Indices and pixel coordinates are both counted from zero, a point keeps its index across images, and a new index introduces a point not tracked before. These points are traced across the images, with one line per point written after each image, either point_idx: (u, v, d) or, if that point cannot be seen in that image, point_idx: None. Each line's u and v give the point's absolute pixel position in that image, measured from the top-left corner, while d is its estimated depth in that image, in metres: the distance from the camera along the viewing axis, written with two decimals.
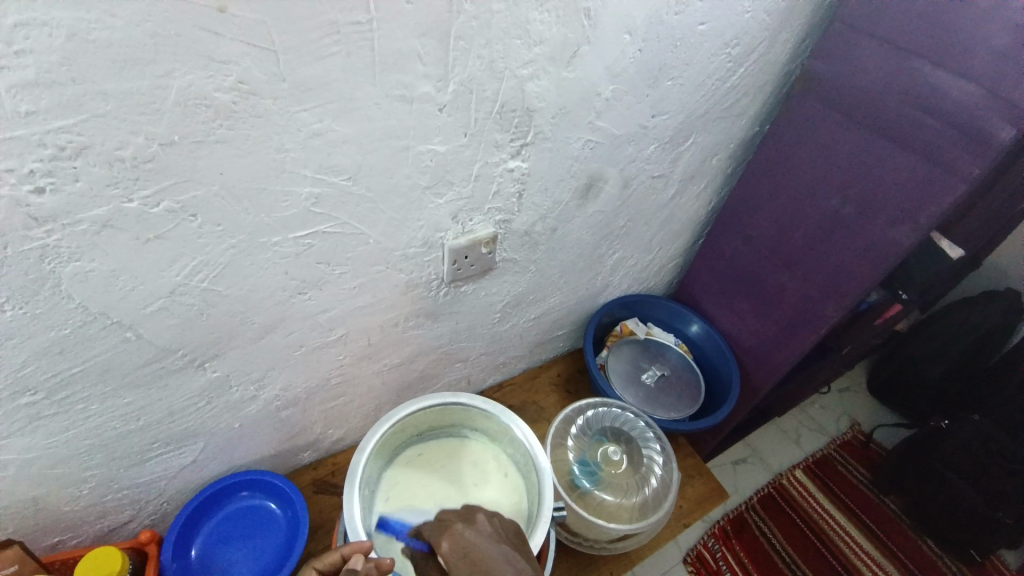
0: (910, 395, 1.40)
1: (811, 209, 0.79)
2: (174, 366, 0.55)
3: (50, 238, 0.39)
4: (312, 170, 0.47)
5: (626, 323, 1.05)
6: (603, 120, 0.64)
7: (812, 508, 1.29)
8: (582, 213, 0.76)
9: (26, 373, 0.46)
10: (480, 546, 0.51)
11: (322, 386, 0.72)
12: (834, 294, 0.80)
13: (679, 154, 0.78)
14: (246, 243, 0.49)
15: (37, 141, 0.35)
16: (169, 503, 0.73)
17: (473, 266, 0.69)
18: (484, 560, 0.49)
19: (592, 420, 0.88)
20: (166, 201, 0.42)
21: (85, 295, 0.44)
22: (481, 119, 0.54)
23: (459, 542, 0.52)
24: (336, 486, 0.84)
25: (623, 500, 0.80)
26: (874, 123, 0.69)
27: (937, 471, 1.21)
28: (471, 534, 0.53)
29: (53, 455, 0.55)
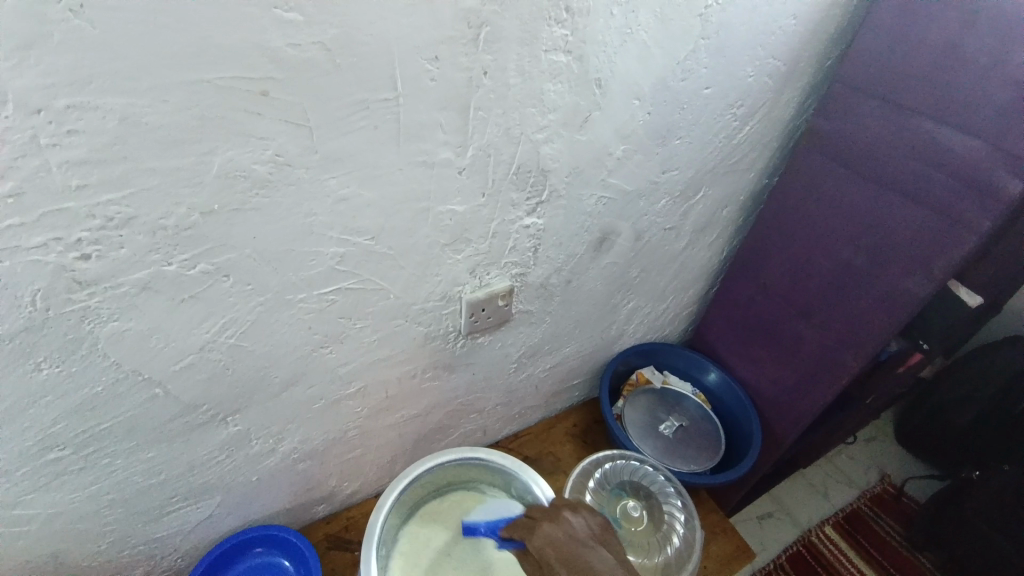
0: (940, 445, 1.35)
1: (825, 260, 0.80)
2: (197, 422, 0.56)
3: (91, 301, 0.42)
4: (338, 231, 0.49)
5: (642, 371, 1.05)
6: (615, 178, 0.66)
7: (845, 568, 1.23)
8: (596, 265, 0.77)
9: (57, 431, 0.48)
10: (573, 545, 0.54)
11: (340, 439, 0.72)
12: (854, 344, 0.79)
13: (690, 207, 0.80)
14: (273, 301, 0.51)
15: (86, 212, 0.38)
16: (184, 558, 0.72)
17: (489, 318, 0.71)
18: (579, 561, 0.52)
19: (610, 473, 0.86)
20: (201, 263, 0.44)
21: (119, 354, 0.46)
22: (498, 180, 0.56)
23: (551, 541, 0.55)
24: (350, 543, 0.82)
25: (645, 560, 0.78)
26: (881, 176, 0.70)
27: (970, 526, 1.15)
28: (561, 533, 0.56)
29: (75, 511, 0.56)
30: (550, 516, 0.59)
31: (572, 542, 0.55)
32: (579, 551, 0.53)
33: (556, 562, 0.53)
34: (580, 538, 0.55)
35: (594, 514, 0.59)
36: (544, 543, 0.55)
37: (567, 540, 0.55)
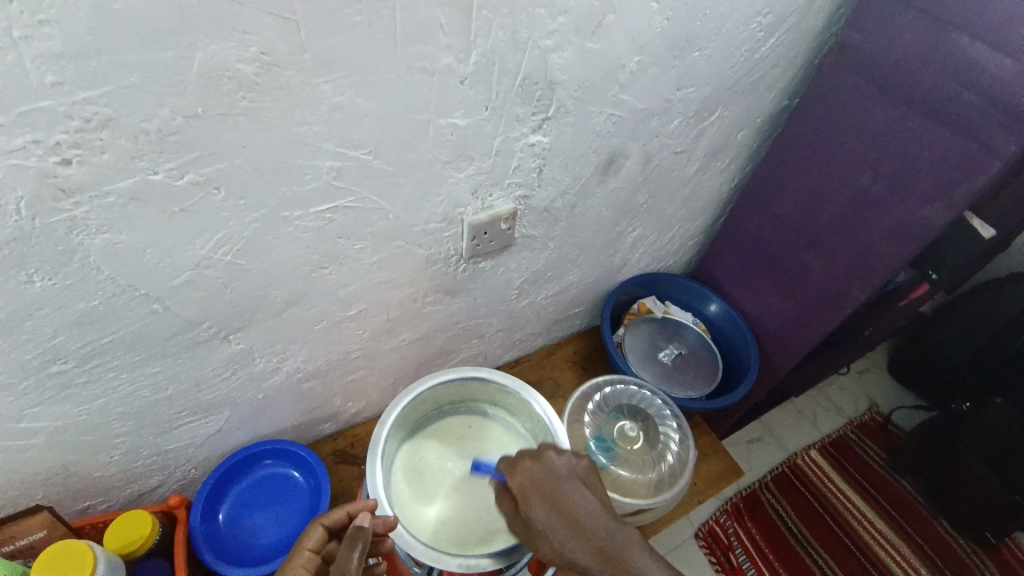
0: (932, 378, 1.38)
1: (841, 187, 0.77)
2: (199, 339, 0.56)
3: (78, 210, 0.40)
4: (333, 144, 0.47)
5: (643, 301, 1.05)
6: (627, 93, 0.62)
7: (827, 488, 1.30)
8: (603, 190, 0.74)
9: (58, 344, 0.48)
10: (555, 484, 0.55)
11: (343, 360, 0.73)
12: (862, 274, 0.78)
13: (704, 129, 0.76)
14: (269, 217, 0.49)
15: (64, 112, 0.35)
16: (196, 469, 0.75)
17: (492, 243, 0.69)
18: (561, 501, 0.53)
19: (609, 397, 0.88)
20: (190, 173, 0.42)
21: (114, 268, 0.45)
22: (503, 92, 0.53)
23: (532, 479, 0.55)
24: (356, 457, 0.86)
25: (640, 475, 0.81)
26: (909, 96, 0.66)
27: (957, 453, 1.20)
28: (542, 471, 0.56)
29: (86, 422, 0.57)
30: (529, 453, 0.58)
31: (553, 480, 0.55)
32: (563, 493, 0.54)
33: (536, 499, 0.53)
34: (562, 477, 0.55)
35: (576, 454, 0.58)
36: (527, 483, 0.55)
37: (548, 478, 0.55)
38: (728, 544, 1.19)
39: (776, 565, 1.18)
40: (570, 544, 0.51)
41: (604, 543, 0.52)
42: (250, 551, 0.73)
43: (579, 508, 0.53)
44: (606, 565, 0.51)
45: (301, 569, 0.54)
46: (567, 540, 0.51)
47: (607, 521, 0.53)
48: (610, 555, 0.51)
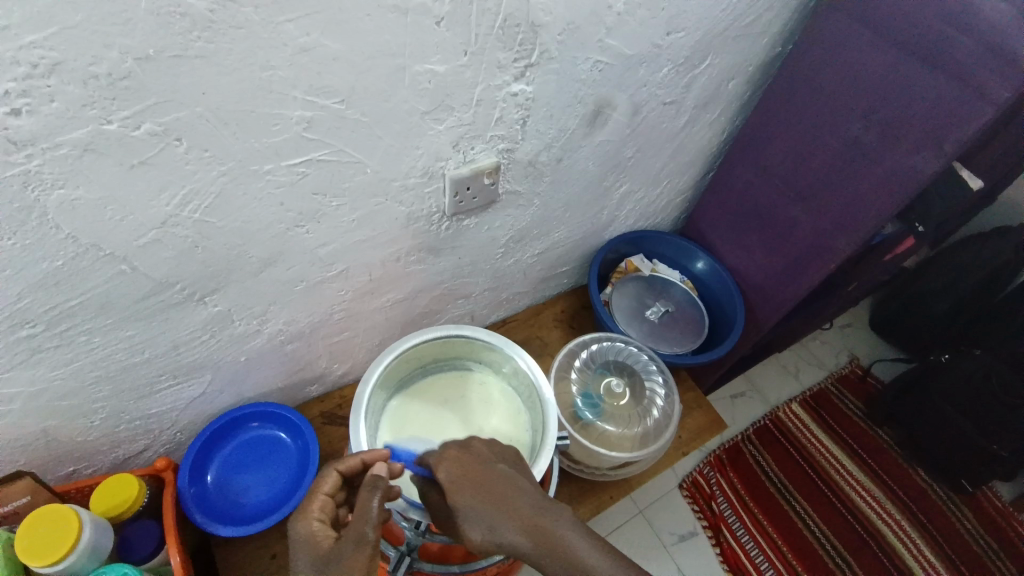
0: (912, 331, 1.40)
1: (832, 137, 0.75)
2: (174, 300, 0.54)
3: (31, 163, 0.38)
4: (302, 91, 0.44)
5: (631, 259, 1.04)
6: (614, 38, 0.59)
7: (807, 438, 1.33)
8: (589, 143, 0.72)
9: (24, 307, 0.46)
10: (484, 470, 0.51)
11: (326, 321, 0.71)
12: (849, 227, 0.78)
13: (694, 78, 0.74)
14: (237, 171, 0.47)
15: (9, 58, 0.33)
16: (182, 433, 0.75)
17: (475, 199, 0.67)
18: (491, 487, 0.49)
19: (596, 353, 0.89)
20: (147, 122, 0.40)
21: (75, 226, 0.43)
22: (483, 36, 0.50)
23: (460, 468, 0.51)
24: (344, 418, 0.86)
25: (626, 430, 0.83)
26: (904, 41, 0.64)
27: (932, 402, 1.24)
28: (470, 459, 0.52)
29: (62, 387, 0.56)
30: (459, 442, 0.54)
31: (483, 466, 0.51)
32: (495, 477, 0.50)
33: (465, 487, 0.49)
34: (491, 463, 0.52)
35: (505, 447, 0.55)
36: (455, 473, 0.51)
37: (477, 466, 0.51)
38: (710, 493, 1.22)
39: (755, 510, 1.23)
40: (503, 529, 0.47)
41: (536, 524, 0.47)
42: (241, 510, 0.74)
43: (512, 490, 0.49)
44: (538, 546, 0.46)
45: (319, 512, 0.50)
46: (497, 524, 0.47)
47: (537, 500, 0.49)
48: (540, 531, 0.47)
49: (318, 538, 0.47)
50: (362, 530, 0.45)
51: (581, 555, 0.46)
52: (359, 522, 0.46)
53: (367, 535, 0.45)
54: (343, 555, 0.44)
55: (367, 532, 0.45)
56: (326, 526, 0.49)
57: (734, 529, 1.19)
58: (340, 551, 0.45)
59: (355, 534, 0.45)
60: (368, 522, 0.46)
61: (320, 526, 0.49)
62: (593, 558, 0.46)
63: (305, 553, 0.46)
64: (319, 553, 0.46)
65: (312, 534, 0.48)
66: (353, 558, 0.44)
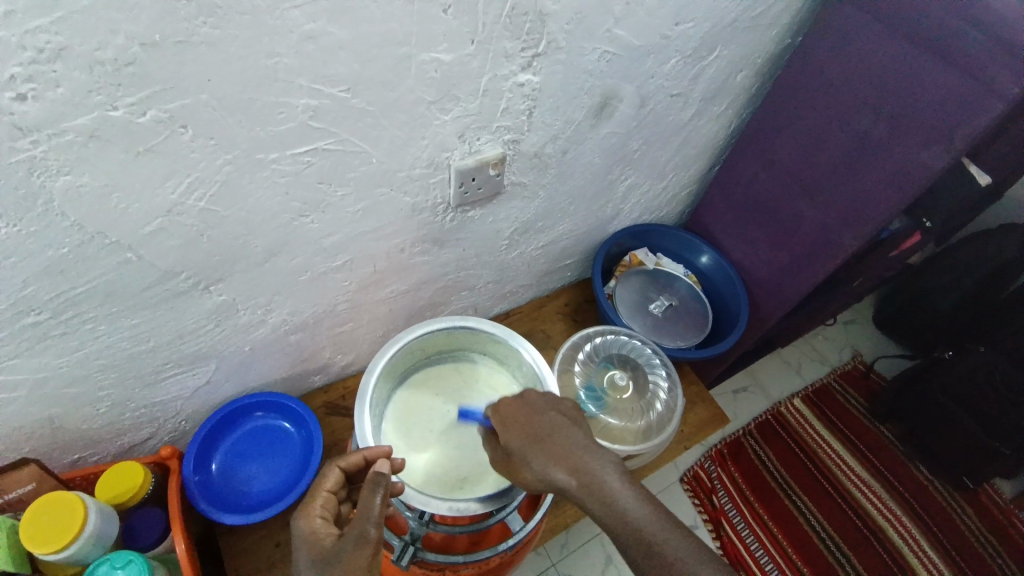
0: (916, 327, 1.39)
1: (840, 130, 0.75)
2: (178, 289, 0.54)
3: (37, 150, 0.37)
4: (308, 79, 0.44)
5: (635, 253, 1.03)
6: (622, 28, 0.59)
7: (808, 433, 1.33)
8: (595, 135, 0.71)
9: (29, 294, 0.46)
10: (534, 418, 0.55)
11: (330, 312, 0.71)
12: (856, 222, 0.77)
13: (702, 70, 0.73)
14: (243, 159, 0.46)
15: (16, 43, 0.32)
16: (187, 422, 0.75)
17: (480, 190, 0.67)
18: (538, 432, 0.53)
19: (599, 347, 0.88)
20: (152, 110, 0.39)
21: (81, 213, 0.43)
22: (490, 24, 0.49)
23: (512, 415, 0.56)
24: (347, 409, 0.86)
25: (629, 423, 0.83)
26: (915, 33, 0.63)
27: (935, 401, 1.23)
28: (522, 407, 0.56)
29: (67, 374, 0.56)
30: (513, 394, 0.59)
31: (532, 414, 0.55)
32: (544, 422, 0.54)
33: (514, 431, 0.54)
34: (540, 412, 0.55)
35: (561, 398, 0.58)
36: (506, 417, 0.56)
37: (527, 413, 0.55)
38: (711, 487, 1.23)
39: (756, 505, 1.23)
40: (549, 466, 0.51)
41: (580, 464, 0.51)
42: (245, 500, 0.74)
43: (558, 433, 0.53)
44: (580, 486, 0.50)
45: (321, 509, 0.51)
46: (543, 461, 0.51)
47: (582, 447, 0.52)
48: (582, 474, 0.50)
49: (320, 535, 0.48)
50: (362, 527, 0.46)
51: (619, 497, 0.49)
52: (360, 520, 0.46)
53: (368, 533, 0.45)
54: (344, 553, 0.45)
55: (368, 530, 0.46)
56: (327, 523, 0.50)
57: (735, 523, 1.20)
58: (340, 548, 0.45)
59: (356, 532, 0.45)
60: (368, 520, 0.46)
61: (322, 524, 0.49)
62: (631, 501, 0.48)
63: (306, 549, 0.47)
64: (320, 549, 0.47)
65: (313, 531, 0.48)
66: (354, 556, 0.44)
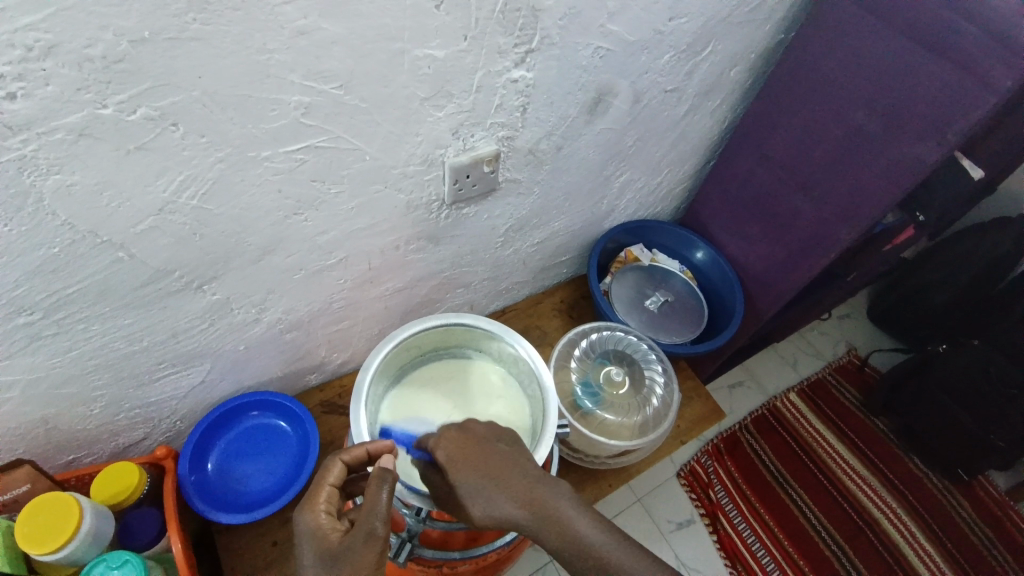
0: (910, 322, 1.40)
1: (835, 125, 0.75)
2: (172, 288, 0.54)
3: (27, 148, 0.37)
4: (300, 75, 0.43)
5: (630, 249, 1.03)
6: (616, 23, 0.59)
7: (803, 427, 1.34)
8: (590, 131, 0.71)
9: (21, 294, 0.46)
10: (484, 449, 0.52)
11: (325, 310, 0.71)
12: (850, 216, 0.77)
13: (696, 65, 0.73)
14: (235, 157, 0.46)
15: (6, 40, 0.32)
16: (182, 422, 0.75)
17: (475, 186, 0.66)
18: (490, 463, 0.50)
19: (596, 342, 0.89)
20: (143, 107, 0.39)
21: (71, 211, 0.42)
22: (483, 20, 0.49)
23: (458, 448, 0.52)
24: (343, 407, 0.86)
25: (625, 419, 0.83)
26: (909, 27, 0.63)
27: (930, 394, 1.24)
28: (469, 439, 0.52)
29: (60, 375, 0.56)
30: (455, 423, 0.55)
31: (481, 445, 0.52)
32: (495, 456, 0.51)
33: (463, 465, 0.50)
34: (489, 442, 0.52)
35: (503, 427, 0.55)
36: (453, 451, 0.51)
37: (476, 445, 0.52)
38: (708, 481, 1.23)
39: (752, 499, 1.23)
40: (503, 507, 0.48)
41: (535, 496, 0.49)
42: (241, 498, 0.74)
43: (511, 468, 0.50)
44: (537, 518, 0.48)
45: (326, 503, 0.50)
46: (498, 498, 0.49)
47: (535, 474, 0.50)
48: (539, 506, 0.48)
49: (325, 531, 0.48)
50: (371, 524, 0.46)
51: (577, 529, 0.48)
52: (368, 517, 0.46)
53: (377, 530, 0.46)
54: (353, 550, 0.45)
55: (377, 527, 0.46)
56: (333, 518, 0.49)
57: (732, 518, 1.20)
58: (349, 544, 0.45)
59: (365, 529, 0.46)
60: (376, 517, 0.46)
61: (327, 519, 0.49)
62: (590, 531, 0.48)
63: (313, 545, 0.47)
64: (327, 546, 0.46)
65: (319, 526, 0.48)
66: (363, 553, 0.45)
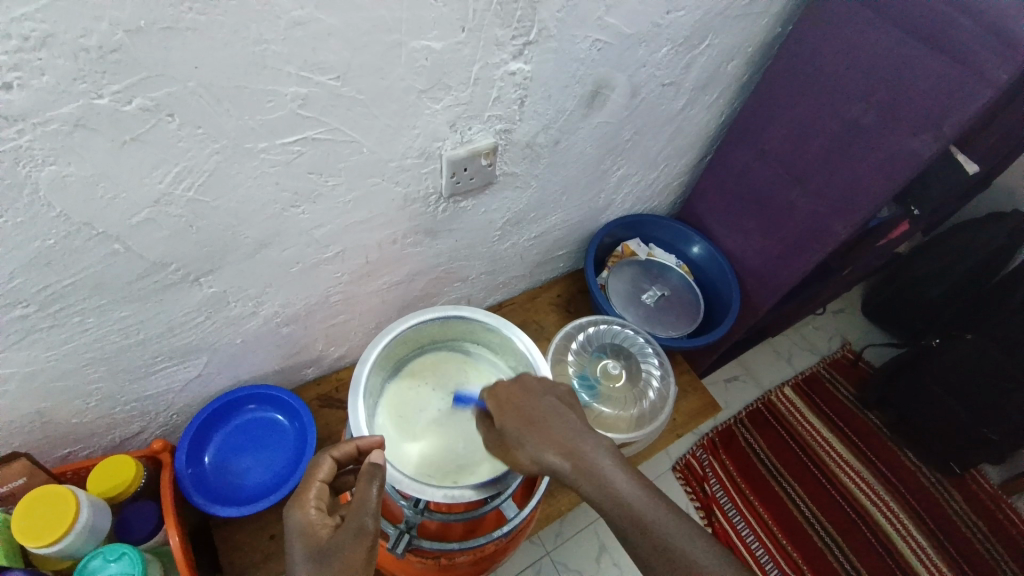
0: (905, 317, 1.41)
1: (832, 119, 0.75)
2: (168, 281, 0.54)
3: (22, 139, 0.37)
4: (297, 67, 0.43)
5: (628, 243, 1.04)
6: (613, 16, 0.58)
7: (798, 421, 1.35)
8: (587, 124, 0.71)
9: (17, 287, 0.46)
10: (530, 402, 0.55)
11: (322, 304, 0.71)
12: (845, 211, 0.78)
13: (693, 59, 0.73)
14: (231, 149, 0.46)
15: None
16: (179, 415, 0.75)
17: (472, 180, 0.66)
18: (533, 416, 0.54)
19: (592, 336, 0.89)
20: (138, 98, 0.39)
21: (66, 204, 0.42)
22: (480, 11, 0.49)
23: (508, 398, 0.56)
24: (341, 401, 0.86)
25: (622, 412, 0.84)
26: (906, 21, 0.63)
27: (923, 386, 1.25)
28: (519, 393, 0.56)
29: (56, 368, 0.56)
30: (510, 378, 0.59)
31: (529, 399, 0.55)
32: (541, 408, 0.54)
33: (509, 413, 0.54)
34: (537, 395, 0.55)
35: (556, 382, 0.58)
36: (501, 400, 0.56)
37: (524, 397, 0.55)
38: (703, 475, 1.24)
39: (747, 492, 1.24)
40: (543, 454, 0.51)
41: (574, 447, 0.51)
42: (239, 492, 0.74)
43: (554, 420, 0.53)
44: (574, 468, 0.50)
45: (315, 500, 0.50)
46: (537, 446, 0.52)
47: (578, 429, 0.53)
48: (576, 457, 0.51)
49: (315, 528, 0.48)
50: (361, 520, 0.46)
51: (613, 480, 0.49)
52: (358, 512, 0.47)
53: (367, 526, 0.46)
54: (343, 547, 0.45)
55: (367, 523, 0.46)
56: (323, 514, 0.49)
57: (726, 511, 1.21)
58: (339, 540, 0.46)
59: (355, 526, 0.46)
60: (366, 512, 0.47)
61: (317, 515, 0.49)
62: (626, 484, 0.49)
63: (302, 542, 0.47)
64: (317, 543, 0.47)
65: (310, 523, 0.48)
66: (353, 550, 0.45)
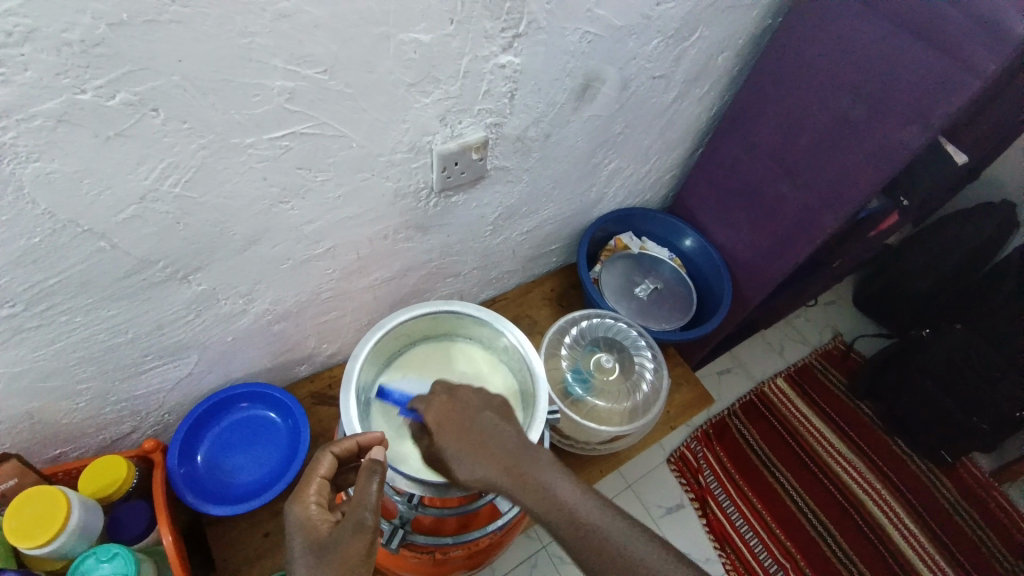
0: (894, 308, 1.42)
1: (822, 110, 0.75)
2: (157, 279, 0.53)
3: (5, 135, 0.36)
4: (283, 60, 0.43)
5: (620, 237, 1.04)
6: (602, 9, 0.58)
7: (790, 412, 1.36)
8: (578, 118, 0.71)
9: (2, 285, 0.45)
10: (470, 418, 0.53)
11: (313, 301, 0.71)
12: (835, 202, 0.78)
13: (683, 51, 0.73)
14: (218, 143, 0.45)
15: None
16: (170, 414, 0.74)
17: (463, 174, 0.66)
18: (471, 432, 0.53)
19: (586, 330, 0.89)
20: (121, 92, 0.38)
21: (51, 201, 0.41)
22: (468, 4, 0.48)
23: (446, 415, 0.54)
24: (334, 398, 0.86)
25: (615, 405, 0.84)
26: (895, 12, 0.63)
27: (910, 377, 1.26)
28: (457, 411, 0.54)
29: (43, 368, 0.55)
30: (444, 387, 0.57)
31: (469, 415, 0.54)
32: (477, 424, 0.53)
33: (446, 431, 0.53)
34: (477, 410, 0.54)
35: (494, 392, 0.57)
36: (438, 416, 0.54)
37: (463, 413, 0.54)
38: (697, 467, 1.25)
39: (741, 483, 1.25)
40: (482, 470, 0.51)
41: (513, 463, 0.51)
42: (232, 489, 0.74)
43: (492, 435, 0.52)
44: (514, 482, 0.50)
45: (315, 495, 0.49)
46: (476, 464, 0.51)
47: (519, 441, 0.52)
48: (517, 472, 0.50)
49: (315, 522, 0.48)
50: (360, 515, 0.46)
51: (556, 494, 0.49)
52: (358, 507, 0.47)
53: (366, 520, 0.46)
54: (342, 541, 0.45)
55: (366, 518, 0.47)
56: (323, 509, 0.49)
57: (720, 502, 1.22)
58: (339, 535, 0.46)
59: (354, 520, 0.46)
60: (365, 508, 0.47)
61: (317, 510, 0.48)
62: (571, 499, 0.49)
63: (303, 536, 0.47)
64: (318, 538, 0.47)
65: (309, 518, 0.48)
66: (352, 543, 0.46)
